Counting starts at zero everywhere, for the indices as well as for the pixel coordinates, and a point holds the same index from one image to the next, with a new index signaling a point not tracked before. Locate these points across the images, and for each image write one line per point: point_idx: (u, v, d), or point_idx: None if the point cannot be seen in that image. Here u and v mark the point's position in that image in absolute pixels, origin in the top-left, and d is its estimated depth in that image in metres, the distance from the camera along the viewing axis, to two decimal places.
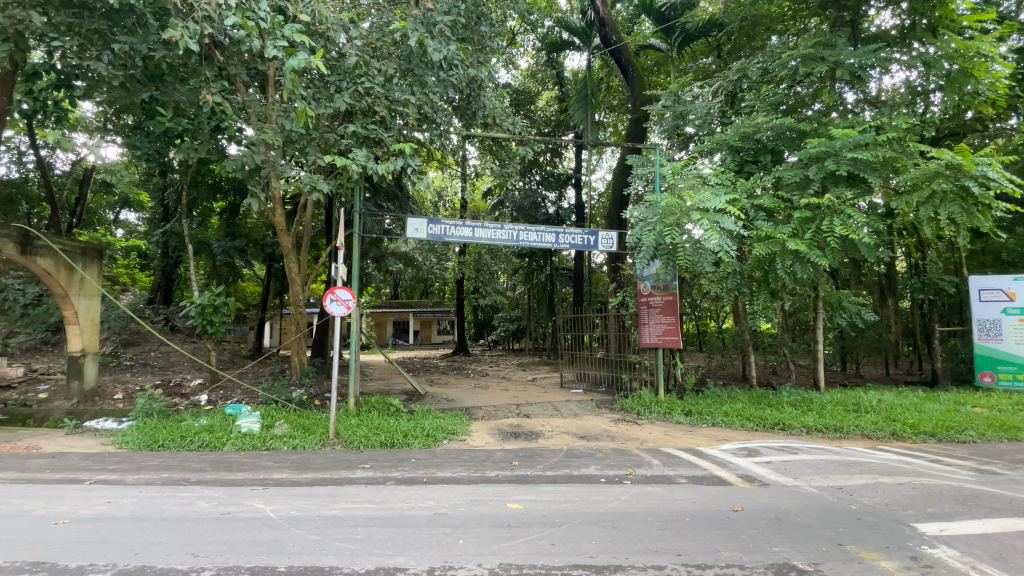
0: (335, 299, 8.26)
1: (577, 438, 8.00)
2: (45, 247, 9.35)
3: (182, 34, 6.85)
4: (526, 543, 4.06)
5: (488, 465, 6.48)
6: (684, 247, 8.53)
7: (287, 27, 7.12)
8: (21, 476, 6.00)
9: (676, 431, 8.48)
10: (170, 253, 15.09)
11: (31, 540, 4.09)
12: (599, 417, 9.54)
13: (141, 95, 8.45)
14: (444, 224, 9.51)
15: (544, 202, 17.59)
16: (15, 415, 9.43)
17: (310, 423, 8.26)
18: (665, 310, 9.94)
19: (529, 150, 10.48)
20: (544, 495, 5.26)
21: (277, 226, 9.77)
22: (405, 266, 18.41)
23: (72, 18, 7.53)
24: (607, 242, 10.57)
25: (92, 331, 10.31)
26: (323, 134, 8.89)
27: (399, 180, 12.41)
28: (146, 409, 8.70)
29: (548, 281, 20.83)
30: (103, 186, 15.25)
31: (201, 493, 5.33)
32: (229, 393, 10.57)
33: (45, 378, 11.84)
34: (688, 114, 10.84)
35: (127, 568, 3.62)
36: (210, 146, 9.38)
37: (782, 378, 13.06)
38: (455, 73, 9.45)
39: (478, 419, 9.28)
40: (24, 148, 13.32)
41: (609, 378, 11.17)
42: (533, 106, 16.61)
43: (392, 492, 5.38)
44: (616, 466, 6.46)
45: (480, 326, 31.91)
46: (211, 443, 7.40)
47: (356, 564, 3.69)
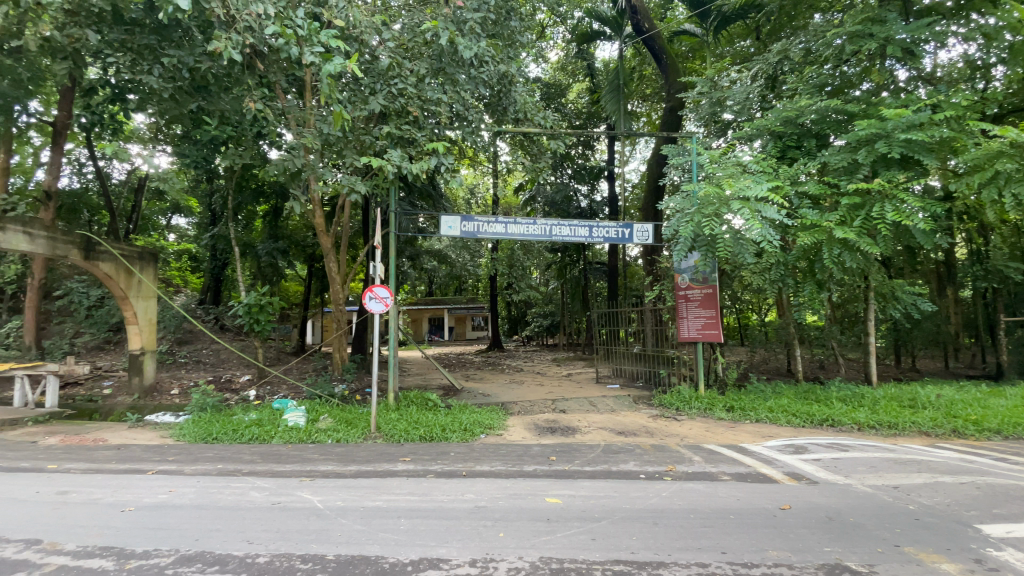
0: (374, 296, 8.44)
1: (615, 434, 7.93)
2: (106, 251, 9.97)
3: (226, 45, 7.14)
4: (566, 537, 4.06)
5: (526, 460, 6.50)
6: (724, 238, 8.30)
7: (323, 33, 7.28)
8: (91, 466, 6.46)
9: (717, 427, 8.28)
10: (218, 255, 15.80)
11: (101, 527, 4.39)
12: (637, 413, 9.40)
13: (189, 105, 8.82)
14: (477, 220, 9.57)
15: (576, 195, 17.55)
16: (83, 409, 10.16)
17: (353, 417, 8.52)
18: (704, 303, 9.75)
19: (561, 143, 10.37)
20: (583, 490, 5.24)
21: (317, 227, 10.04)
22: (440, 263, 18.70)
23: (126, 34, 8.06)
24: (642, 235, 10.33)
25: (150, 331, 10.90)
26: (359, 136, 9.04)
27: (432, 179, 12.53)
28: (201, 404, 9.20)
29: (582, 276, 20.64)
30: (156, 192, 16.11)
31: (253, 483, 5.59)
32: (275, 388, 11.03)
33: (109, 374, 12.68)
34: (726, 99, 10.47)
35: (189, 553, 3.84)
36: (253, 151, 9.73)
37: (829, 372, 12.55)
38: (486, 69, 9.41)
39: (514, 414, 9.33)
40: (84, 159, 14.25)
41: (646, 372, 11.01)
42: (564, 99, 16.50)
43: (433, 485, 5.47)
44: (656, 463, 6.35)
45: (514, 322, 32.06)
46: (261, 436, 7.73)
47: (400, 554, 3.78)
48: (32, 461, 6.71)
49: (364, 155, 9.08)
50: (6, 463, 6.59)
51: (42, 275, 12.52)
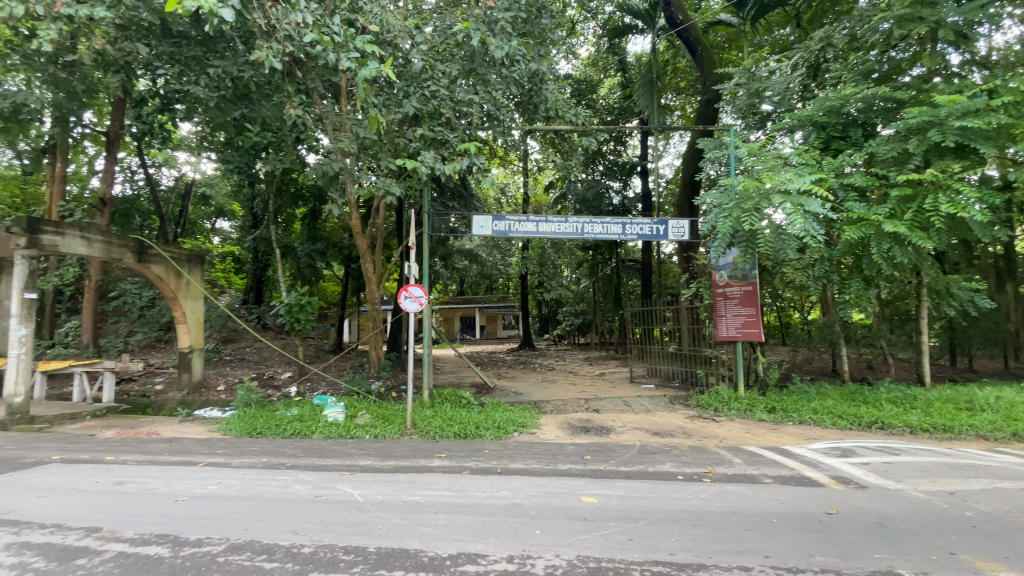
0: (409, 296, 8.59)
1: (650, 434, 7.81)
2: (157, 254, 10.51)
3: (267, 55, 7.39)
4: (603, 536, 4.03)
5: (561, 458, 6.48)
6: (765, 233, 8.05)
7: (358, 39, 7.51)
8: (147, 457, 6.83)
9: (758, 429, 8.03)
10: (260, 257, 16.40)
11: (157, 515, 4.64)
12: (673, 413, 9.23)
13: (232, 113, 9.17)
14: (509, 220, 9.60)
15: (608, 192, 17.35)
16: (137, 404, 10.74)
17: (389, 413, 8.72)
18: (744, 301, 9.45)
19: (593, 140, 10.26)
20: (619, 490, 5.19)
21: (354, 229, 10.29)
22: (471, 262, 18.87)
23: (173, 47, 8.48)
24: (678, 231, 10.09)
25: (197, 329, 11.41)
26: (393, 139, 9.23)
27: (463, 179, 12.63)
28: (246, 400, 9.60)
29: (615, 274, 20.38)
30: (201, 197, 16.87)
31: (296, 477, 5.78)
32: (315, 385, 11.39)
33: (160, 371, 13.36)
34: (764, 90, 10.15)
35: (239, 542, 4.01)
36: (292, 156, 10.03)
37: (878, 373, 11.98)
38: (517, 68, 9.41)
39: (548, 413, 9.31)
40: (135, 167, 15.10)
41: (683, 372, 10.79)
42: (595, 95, 16.31)
43: (469, 481, 5.53)
44: (694, 464, 6.22)
45: (545, 321, 32.02)
46: (302, 431, 8.00)
47: (438, 548, 3.84)
48: (94, 452, 7.14)
49: (398, 157, 9.25)
50: (70, 454, 7.03)
51: (99, 277, 13.29)
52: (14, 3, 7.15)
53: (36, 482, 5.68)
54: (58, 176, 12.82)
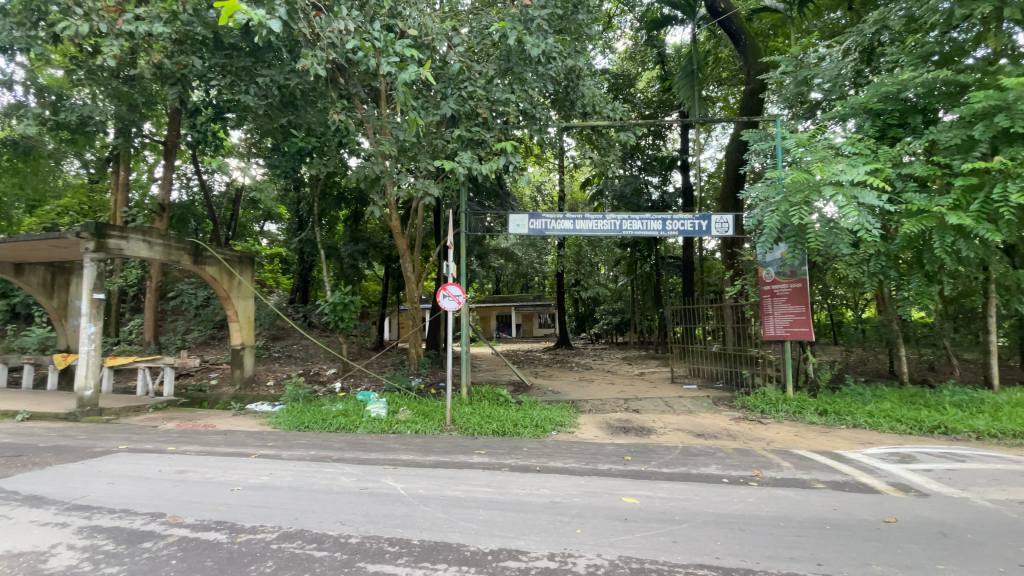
0: (448, 295, 8.73)
1: (693, 436, 7.63)
2: (211, 256, 11.09)
3: (312, 62, 7.64)
4: (645, 538, 3.97)
5: (600, 458, 6.42)
6: (815, 227, 7.71)
7: (397, 44, 7.69)
8: (205, 448, 7.24)
9: (808, 432, 7.71)
10: (306, 258, 17.03)
11: (215, 503, 4.91)
12: (717, 415, 8.97)
13: (279, 120, 9.54)
14: (545, 218, 9.58)
15: (647, 188, 17.01)
16: (195, 398, 11.37)
17: (429, 409, 8.89)
18: (793, 299, 9.09)
19: (632, 135, 10.08)
20: (661, 492, 5.10)
21: (394, 229, 10.52)
22: (507, 260, 18.97)
23: (225, 59, 8.91)
24: (721, 227, 9.78)
25: (248, 328, 11.96)
26: (431, 141, 9.40)
27: (500, 178, 12.69)
28: (294, 395, 10.02)
29: (654, 271, 19.99)
30: (250, 201, 17.69)
31: (343, 469, 5.99)
32: (358, 381, 11.75)
33: (215, 367, 14.09)
34: (814, 78, 9.69)
35: (290, 530, 4.19)
36: (335, 160, 10.34)
37: (940, 375, 11.24)
38: (554, 65, 9.34)
39: (586, 412, 9.24)
40: (190, 174, 16.09)
41: (727, 373, 10.49)
42: (633, 89, 15.99)
43: (508, 478, 5.57)
44: (740, 467, 6.04)
45: (582, 319, 31.78)
46: (347, 425, 8.27)
47: (480, 543, 3.89)
48: (156, 443, 7.62)
49: (436, 159, 9.42)
50: (135, 445, 7.52)
51: (160, 279, 14.15)
52: (80, 23, 7.71)
53: (107, 470, 6.11)
54: (122, 184, 13.72)
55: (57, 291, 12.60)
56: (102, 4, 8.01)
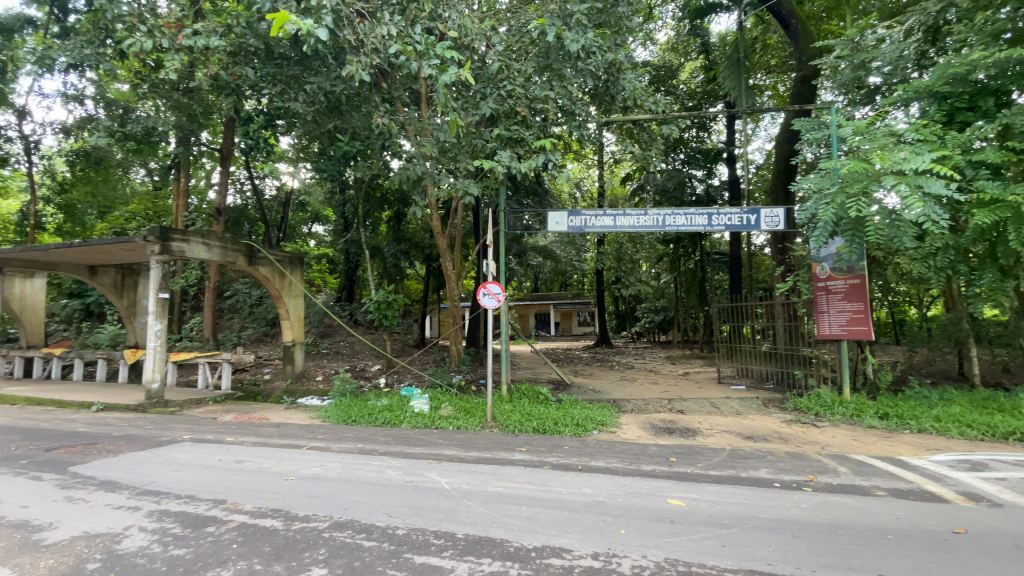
0: (487, 293, 8.81)
1: (742, 438, 7.38)
2: (265, 257, 11.64)
3: (357, 68, 7.89)
4: (692, 541, 3.89)
5: (644, 459, 6.32)
6: (875, 220, 7.29)
7: (438, 46, 7.83)
8: (260, 440, 7.63)
9: (867, 437, 7.30)
10: (351, 258, 17.59)
11: (271, 492, 5.17)
12: (767, 417, 8.64)
13: (326, 125, 9.89)
14: (584, 215, 9.49)
15: (691, 182, 16.53)
16: (250, 392, 11.97)
17: (471, 406, 9.01)
18: (850, 296, 8.64)
19: (674, 128, 9.82)
20: (708, 495, 4.97)
21: (435, 229, 10.71)
22: (546, 258, 18.95)
23: (276, 68, 9.33)
24: (771, 221, 9.39)
25: (298, 325, 12.47)
26: (471, 141, 9.53)
27: (538, 176, 12.68)
28: (341, 390, 10.40)
29: (698, 268, 19.42)
30: (299, 204, 18.45)
31: (389, 463, 6.16)
32: (402, 378, 12.07)
33: (268, 362, 14.81)
34: (872, 61, 9.12)
35: (341, 520, 4.36)
36: (378, 163, 10.59)
37: (1017, 377, 10.39)
38: (594, 60, 9.24)
39: (628, 412, 9.11)
40: (244, 179, 17.00)
41: (777, 373, 10.08)
42: (675, 81, 15.59)
43: (550, 476, 5.57)
44: (792, 471, 5.80)
45: (623, 318, 31.33)
46: (392, 420, 8.51)
47: (523, 539, 3.91)
48: (217, 434, 8.09)
49: (476, 158, 9.53)
50: (197, 435, 8.01)
51: (217, 279, 14.97)
52: (145, 40, 8.26)
53: (173, 458, 6.55)
54: (183, 190, 14.57)
55: (126, 291, 13.56)
56: (163, 21, 8.55)
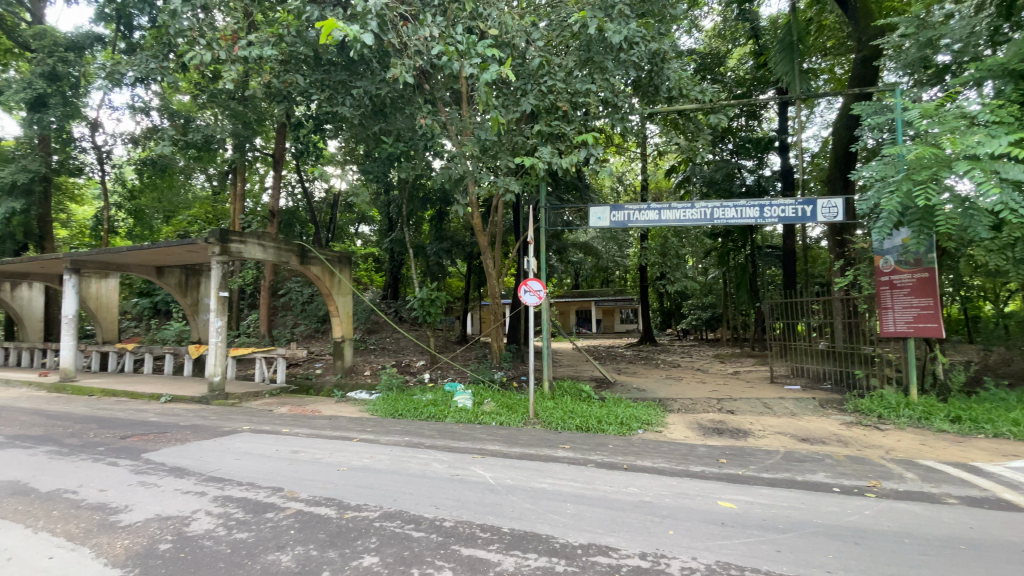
0: (527, 290, 8.79)
1: (797, 440, 7.06)
2: (316, 257, 12.12)
3: (401, 71, 8.06)
4: (745, 544, 3.76)
5: (693, 460, 6.16)
6: (945, 209, 6.78)
7: (479, 45, 7.91)
8: (314, 431, 7.97)
9: (938, 441, 6.81)
10: (396, 256, 18.06)
11: (324, 481, 5.39)
12: (825, 419, 8.21)
13: (372, 128, 10.18)
14: (627, 209, 9.32)
15: (740, 173, 15.90)
16: (303, 385, 12.52)
17: (513, 402, 9.07)
18: (917, 291, 8.09)
19: (722, 117, 9.45)
20: (761, 498, 4.78)
21: (477, 227, 10.82)
22: (587, 253, 18.76)
23: (324, 74, 9.69)
24: (828, 212, 8.90)
25: (347, 322, 12.91)
26: (512, 138, 9.56)
27: (579, 171, 12.57)
28: (388, 385, 10.71)
29: (748, 263, 18.64)
30: (346, 205, 19.10)
31: (435, 456, 6.29)
32: (446, 373, 12.29)
33: (319, 357, 15.43)
34: (941, 38, 8.46)
35: (390, 510, 4.49)
36: (421, 163, 10.80)
37: None
38: (637, 50, 9.03)
39: (675, 412, 8.89)
40: (295, 182, 17.78)
41: (836, 373, 9.57)
42: (722, 68, 15.05)
43: (595, 474, 5.53)
44: (853, 476, 5.49)
45: (667, 315, 30.60)
46: (437, 415, 8.69)
47: (569, 536, 3.91)
48: (273, 425, 8.52)
49: (517, 156, 9.53)
50: (256, 426, 8.46)
51: (272, 278, 15.73)
52: (204, 53, 8.77)
53: (235, 447, 6.94)
54: (239, 194, 15.33)
55: (190, 290, 14.47)
56: (220, 34, 9.04)
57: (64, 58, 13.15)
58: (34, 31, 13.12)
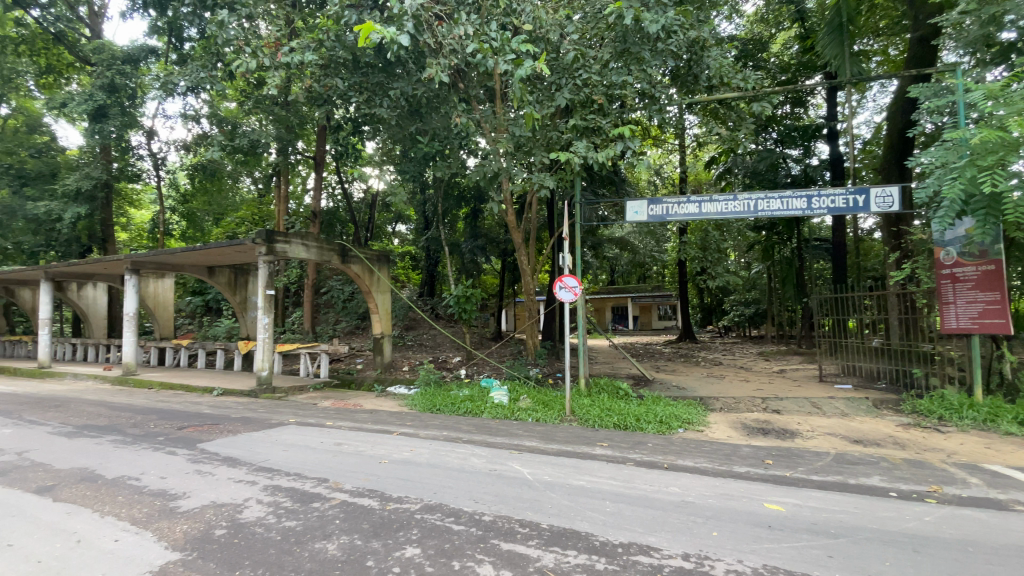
0: (563, 287, 8.74)
1: (849, 442, 6.74)
2: (356, 256, 12.47)
3: (437, 70, 8.15)
4: (793, 549, 3.62)
5: (737, 460, 5.98)
6: (1015, 196, 6.30)
7: (514, 41, 7.92)
8: (356, 425, 8.21)
9: (1007, 445, 6.34)
10: (432, 254, 18.34)
11: (367, 473, 5.54)
12: (879, 420, 7.80)
13: (409, 128, 10.38)
14: (665, 203, 9.12)
15: (785, 163, 15.25)
16: (345, 380, 12.91)
17: (550, 399, 9.05)
18: (982, 285, 7.54)
19: (766, 105, 9.08)
20: (811, 501, 4.59)
21: (511, 224, 10.84)
22: (622, 249, 18.51)
23: (362, 77, 9.92)
24: (884, 202, 8.41)
25: (386, 319, 13.22)
26: (546, 133, 9.51)
27: (615, 165, 12.39)
28: (426, 380, 10.90)
29: (795, 256, 17.86)
30: (384, 204, 19.53)
31: (473, 451, 6.36)
32: (482, 369, 12.40)
33: (360, 353, 15.86)
34: (1006, 13, 7.72)
35: (431, 503, 4.58)
36: (457, 161, 10.90)
37: None
38: (675, 39, 8.79)
39: (717, 411, 8.65)
40: (334, 184, 18.32)
41: (892, 372, 9.06)
42: (765, 54, 14.50)
43: (634, 473, 5.45)
44: (911, 480, 5.19)
45: (708, 311, 29.84)
46: (474, 410, 8.79)
47: (609, 534, 3.88)
48: (317, 418, 8.83)
49: (552, 151, 9.49)
50: (301, 419, 8.79)
51: (314, 276, 16.28)
52: (250, 60, 9.13)
53: (283, 439, 7.24)
54: (283, 196, 15.91)
55: (239, 288, 15.13)
56: (264, 41, 9.39)
57: (121, 70, 13.96)
58: (94, 46, 14.00)
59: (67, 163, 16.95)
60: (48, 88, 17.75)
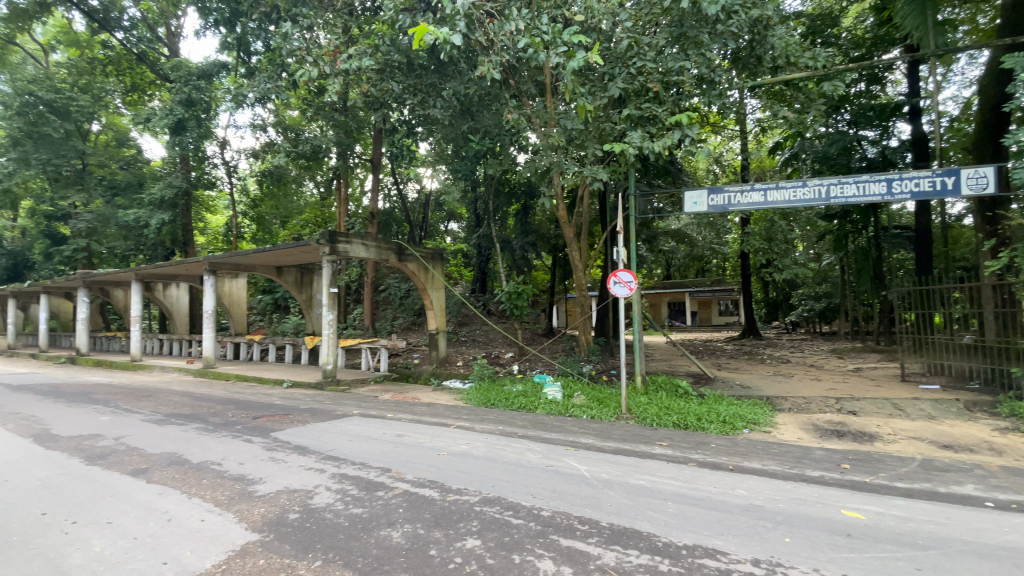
0: (618, 282, 8.58)
1: (937, 448, 6.18)
2: (411, 254, 12.83)
3: (488, 68, 8.20)
4: (877, 559, 3.36)
5: (809, 463, 5.64)
6: None
7: (565, 32, 7.80)
8: (415, 418, 8.46)
9: None
10: (484, 251, 18.55)
11: (427, 465, 5.69)
12: (972, 423, 7.10)
13: (461, 126, 10.53)
14: (727, 192, 8.70)
15: (859, 146, 14.15)
16: (403, 373, 13.36)
17: (605, 396, 8.91)
18: None
19: (838, 84, 8.45)
20: (895, 509, 4.25)
21: (563, 219, 10.75)
22: (679, 241, 17.89)
23: (416, 79, 10.15)
24: (977, 183, 7.61)
25: (441, 315, 13.52)
26: (599, 125, 9.33)
27: (671, 155, 11.97)
28: (481, 375, 11.07)
29: (870, 246, 16.56)
30: (437, 203, 19.96)
31: (529, 446, 6.38)
32: (535, 365, 12.42)
33: (416, 348, 16.34)
34: None
35: (489, 496, 4.63)
36: (508, 157, 10.94)
37: None
38: (736, 19, 8.35)
39: (785, 411, 8.19)
40: (389, 185, 18.90)
41: (987, 371, 8.23)
42: (836, 29, 13.48)
43: (697, 473, 5.27)
44: (1013, 490, 4.68)
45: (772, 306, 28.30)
46: (529, 405, 8.83)
47: (672, 535, 3.78)
48: (378, 411, 9.17)
49: (604, 142, 9.29)
50: (364, 411, 9.18)
51: (373, 274, 16.91)
52: (312, 69, 9.57)
53: (347, 430, 7.59)
54: (343, 198, 16.60)
55: (305, 286, 15.98)
56: (324, 50, 9.78)
57: (197, 86, 15.08)
58: (173, 64, 15.19)
59: (152, 174, 18.52)
60: (133, 105, 19.44)
